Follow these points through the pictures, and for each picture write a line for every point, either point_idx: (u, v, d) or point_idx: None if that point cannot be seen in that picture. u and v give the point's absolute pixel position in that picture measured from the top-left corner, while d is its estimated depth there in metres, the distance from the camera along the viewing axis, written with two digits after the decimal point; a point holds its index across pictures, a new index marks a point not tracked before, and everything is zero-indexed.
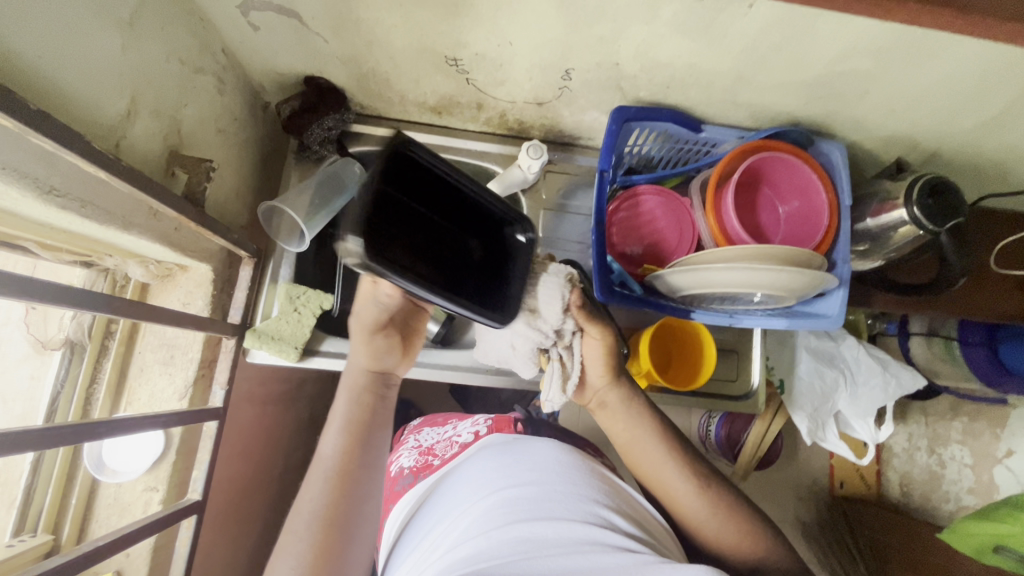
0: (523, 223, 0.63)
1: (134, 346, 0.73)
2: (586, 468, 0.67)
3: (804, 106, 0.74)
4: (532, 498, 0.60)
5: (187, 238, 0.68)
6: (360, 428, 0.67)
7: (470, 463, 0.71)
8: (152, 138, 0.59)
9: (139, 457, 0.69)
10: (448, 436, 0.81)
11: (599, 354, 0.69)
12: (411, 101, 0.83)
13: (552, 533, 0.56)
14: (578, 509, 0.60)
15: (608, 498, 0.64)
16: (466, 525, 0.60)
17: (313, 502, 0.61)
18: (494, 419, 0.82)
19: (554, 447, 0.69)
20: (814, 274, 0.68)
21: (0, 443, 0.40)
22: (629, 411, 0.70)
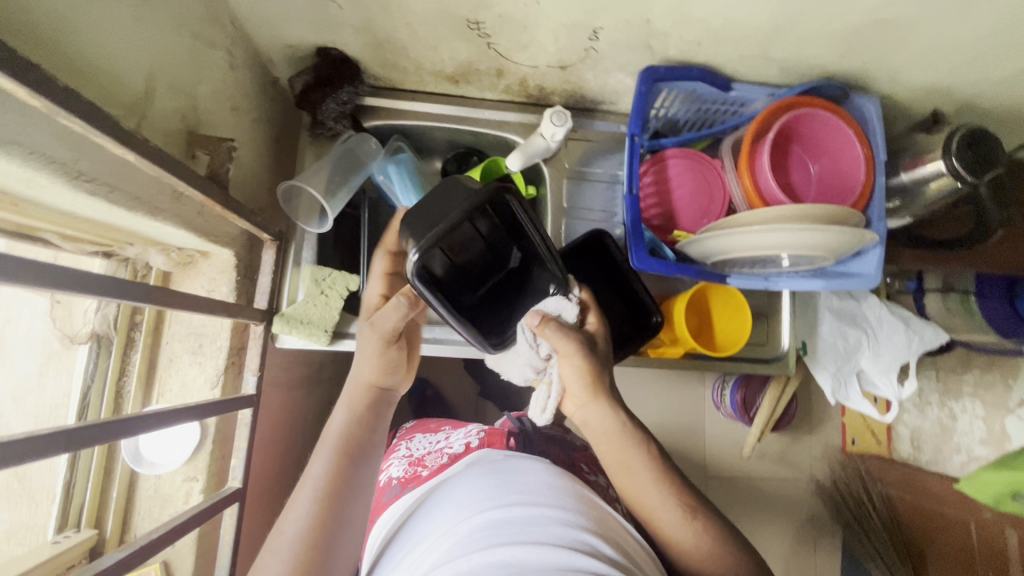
0: (561, 282, 0.69)
1: (161, 336, 0.71)
2: (575, 496, 0.63)
3: (840, 58, 0.71)
4: (516, 522, 0.54)
5: (209, 222, 0.66)
6: (352, 445, 0.67)
7: (461, 481, 0.67)
8: (170, 117, 0.56)
9: (176, 448, 0.68)
10: (439, 449, 0.81)
11: (574, 372, 0.66)
12: (428, 70, 0.79)
13: (535, 557, 0.50)
14: (563, 535, 0.54)
15: (594, 525, 0.58)
16: (446, 550, 0.54)
17: (300, 513, 0.61)
18: (485, 431, 0.82)
19: (543, 474, 0.66)
20: (856, 233, 0.67)
21: (58, 438, 0.39)
22: (617, 431, 0.67)
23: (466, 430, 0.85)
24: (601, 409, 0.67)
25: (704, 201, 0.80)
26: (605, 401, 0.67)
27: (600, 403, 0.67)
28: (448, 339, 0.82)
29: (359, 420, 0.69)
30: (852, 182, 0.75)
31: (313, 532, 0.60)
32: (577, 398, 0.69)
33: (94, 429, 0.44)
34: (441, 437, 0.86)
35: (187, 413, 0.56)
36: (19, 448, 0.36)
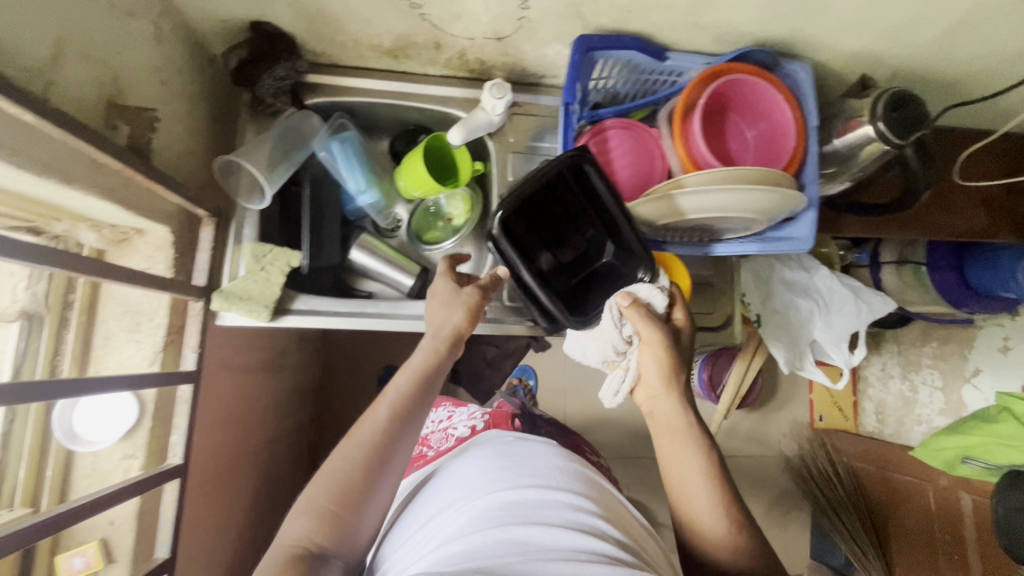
0: (647, 265, 0.76)
1: (96, 315, 0.71)
2: (579, 479, 0.76)
3: (768, 24, 0.72)
4: (530, 504, 0.67)
5: (138, 196, 0.65)
6: (414, 393, 0.69)
7: (472, 458, 0.80)
8: (85, 85, 0.55)
9: (112, 425, 0.67)
10: (444, 429, 0.99)
11: (651, 360, 0.74)
12: (366, 44, 0.79)
13: (549, 539, 0.61)
14: (574, 518, 0.66)
15: (600, 512, 0.70)
16: (462, 522, 0.66)
17: (357, 446, 0.63)
18: (491, 413, 1.00)
19: (554, 458, 0.79)
20: (783, 194, 0.68)
21: None
22: (684, 425, 0.73)
23: (468, 411, 1.04)
24: (671, 403, 0.74)
25: (645, 173, 0.81)
26: (680, 393, 0.74)
27: (672, 397, 0.74)
28: (393, 314, 0.82)
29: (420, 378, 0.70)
30: (784, 147, 0.76)
31: (364, 458, 0.62)
32: (650, 389, 0.76)
33: None
34: (444, 416, 1.04)
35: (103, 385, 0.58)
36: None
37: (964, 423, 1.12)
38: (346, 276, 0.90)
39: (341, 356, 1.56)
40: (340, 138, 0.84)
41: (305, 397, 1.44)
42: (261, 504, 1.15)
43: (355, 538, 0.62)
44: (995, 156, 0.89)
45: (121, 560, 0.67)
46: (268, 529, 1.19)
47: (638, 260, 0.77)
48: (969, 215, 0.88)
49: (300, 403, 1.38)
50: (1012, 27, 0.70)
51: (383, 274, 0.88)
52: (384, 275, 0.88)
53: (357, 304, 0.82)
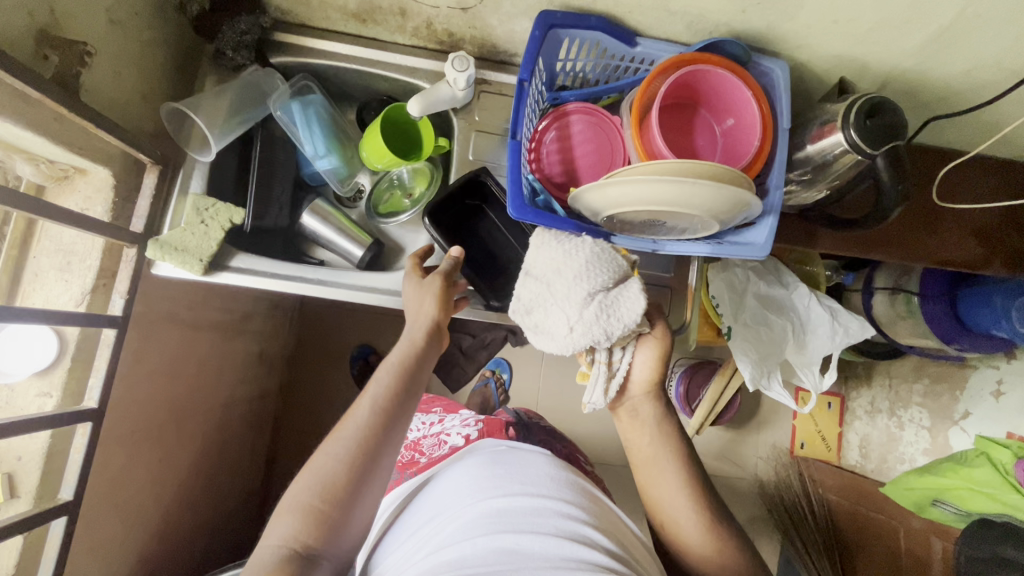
0: None
1: (29, 250, 0.71)
2: (575, 487, 0.74)
3: (742, 14, 0.68)
4: (522, 510, 0.65)
5: (74, 133, 0.65)
6: (399, 386, 0.66)
7: (462, 462, 0.78)
8: (12, 11, 0.54)
9: (25, 361, 0.67)
10: (436, 434, 0.92)
11: (650, 356, 0.74)
12: (332, 5, 0.78)
13: (536, 547, 0.60)
14: (563, 526, 0.64)
15: (594, 520, 0.68)
16: (454, 528, 0.64)
17: (341, 445, 0.62)
18: (483, 421, 0.91)
19: (546, 466, 0.75)
20: (736, 192, 0.64)
21: None
22: (656, 430, 0.75)
23: (462, 417, 0.96)
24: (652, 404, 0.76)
25: (606, 163, 0.78)
26: (663, 400, 0.76)
27: (649, 396, 0.76)
28: (331, 280, 0.80)
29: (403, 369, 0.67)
30: (749, 145, 0.72)
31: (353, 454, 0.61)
32: (634, 389, 0.76)
33: None
34: (434, 420, 0.99)
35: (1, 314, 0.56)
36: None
37: (940, 466, 1.07)
38: (299, 241, 0.89)
39: (316, 328, 1.55)
40: (300, 98, 0.82)
41: (273, 364, 1.44)
42: (212, 463, 1.16)
43: (341, 541, 0.60)
44: (990, 180, 0.83)
45: (24, 497, 0.66)
46: (215, 490, 1.19)
47: None
48: (956, 241, 0.82)
49: (266, 369, 1.39)
50: (1004, 38, 0.65)
51: (335, 243, 0.86)
52: (336, 244, 0.86)
53: (298, 266, 0.80)
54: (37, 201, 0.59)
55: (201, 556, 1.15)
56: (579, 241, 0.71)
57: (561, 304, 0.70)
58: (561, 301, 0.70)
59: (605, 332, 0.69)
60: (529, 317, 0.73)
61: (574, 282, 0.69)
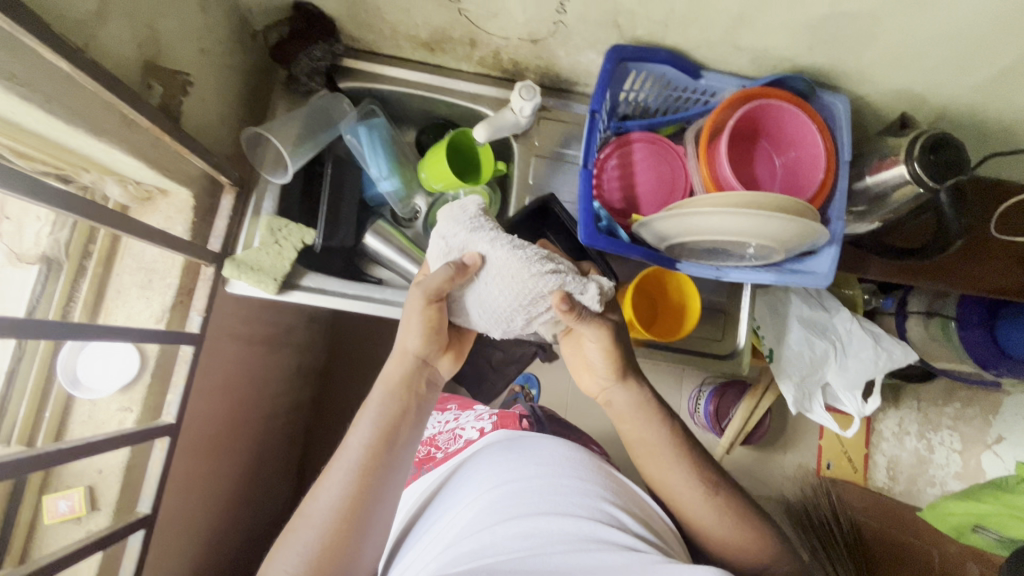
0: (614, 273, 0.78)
1: (112, 268, 0.72)
2: (593, 467, 0.74)
3: (808, 51, 0.71)
4: (538, 493, 0.66)
5: (165, 156, 0.67)
6: (390, 427, 0.65)
7: (483, 454, 0.78)
8: (128, 46, 0.57)
9: (112, 376, 0.69)
10: (452, 429, 0.92)
11: (601, 349, 0.69)
12: (403, 34, 0.80)
13: (553, 528, 0.61)
14: (582, 505, 0.65)
15: (614, 498, 0.69)
16: (475, 518, 0.65)
17: (335, 488, 0.63)
18: (498, 415, 0.90)
19: (560, 447, 0.76)
20: (806, 224, 0.66)
21: None
22: (640, 412, 0.73)
23: (476, 413, 0.96)
24: (630, 391, 0.72)
25: (666, 191, 0.81)
26: (634, 383, 0.72)
27: (629, 381, 0.72)
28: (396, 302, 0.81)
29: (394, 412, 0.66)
30: (812, 177, 0.74)
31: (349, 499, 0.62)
32: (603, 378, 0.73)
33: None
34: (450, 417, 0.98)
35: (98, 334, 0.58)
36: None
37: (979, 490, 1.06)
38: (357, 260, 0.90)
39: (349, 342, 1.57)
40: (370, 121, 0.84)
41: (307, 377, 1.45)
42: (253, 476, 1.17)
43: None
44: None
45: (104, 510, 0.67)
46: (254, 502, 1.20)
47: (607, 270, 0.79)
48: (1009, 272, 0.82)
49: (302, 383, 1.40)
50: None
51: (395, 263, 0.87)
52: (397, 264, 0.86)
53: (364, 288, 0.82)
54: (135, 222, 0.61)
55: (240, 567, 1.16)
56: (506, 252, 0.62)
57: (494, 258, 0.62)
58: (498, 261, 0.62)
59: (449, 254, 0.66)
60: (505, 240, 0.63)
61: (507, 283, 0.62)
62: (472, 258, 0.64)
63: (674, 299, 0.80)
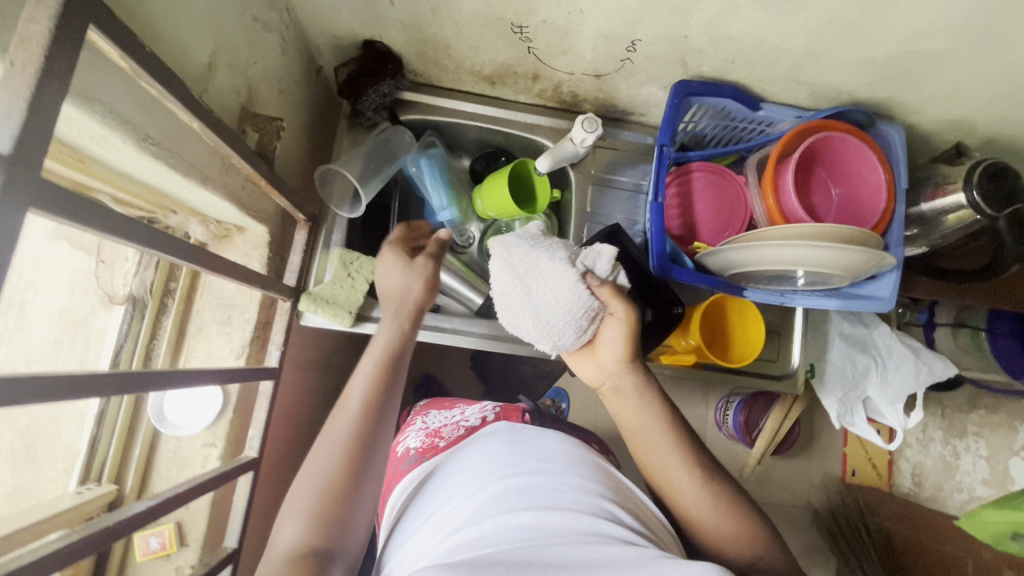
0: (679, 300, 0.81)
1: (192, 305, 0.74)
2: (592, 463, 0.64)
3: (869, 86, 0.73)
4: (540, 488, 0.57)
5: (251, 196, 0.68)
6: (379, 386, 0.64)
7: (474, 447, 0.68)
8: (229, 95, 0.59)
9: (200, 414, 0.70)
10: (455, 421, 0.80)
11: (619, 335, 0.65)
12: (467, 69, 0.82)
13: (558, 522, 0.52)
14: (584, 500, 0.56)
15: (613, 494, 0.59)
16: (467, 513, 0.56)
17: (319, 471, 0.58)
18: (500, 407, 0.82)
19: (560, 440, 0.66)
20: (876, 255, 0.67)
21: (71, 385, 0.36)
22: (642, 397, 0.65)
23: (481, 405, 0.84)
24: (636, 374, 0.66)
25: (725, 220, 0.83)
26: (643, 368, 0.66)
27: (634, 367, 0.66)
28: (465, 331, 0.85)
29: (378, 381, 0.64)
30: (874, 207, 0.77)
31: (335, 477, 0.57)
32: (611, 366, 0.67)
33: (115, 381, 0.41)
34: (456, 411, 0.84)
35: (201, 378, 0.52)
36: (27, 388, 0.33)
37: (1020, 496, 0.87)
38: None
39: None
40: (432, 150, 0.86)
41: None
42: None
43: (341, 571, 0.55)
44: None
45: (192, 545, 0.69)
46: None
47: (673, 296, 0.81)
48: None
49: None
50: None
51: (458, 292, 0.88)
52: (459, 293, 0.88)
53: (433, 319, 0.85)
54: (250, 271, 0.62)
55: None
56: (528, 250, 0.65)
57: (557, 272, 0.63)
58: (559, 275, 0.63)
59: (510, 267, 0.66)
60: (536, 244, 0.66)
61: (566, 298, 0.63)
62: (530, 261, 0.65)
63: (730, 323, 0.83)
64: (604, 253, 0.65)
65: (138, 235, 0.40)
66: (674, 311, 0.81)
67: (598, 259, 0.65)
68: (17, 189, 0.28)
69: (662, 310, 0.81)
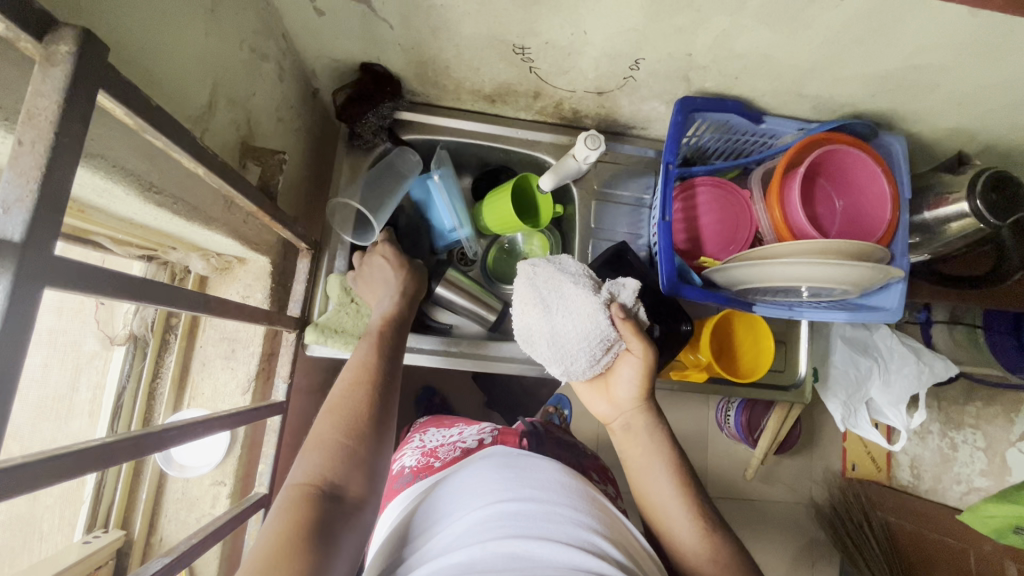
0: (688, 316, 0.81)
1: (195, 339, 0.74)
2: (587, 498, 0.61)
3: (871, 98, 0.73)
4: (530, 515, 0.54)
5: (253, 230, 0.67)
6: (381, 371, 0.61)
7: (470, 469, 0.65)
8: (227, 130, 0.57)
9: (208, 453, 0.70)
10: (453, 441, 0.76)
11: (635, 373, 0.65)
12: (467, 89, 0.81)
13: (547, 554, 0.49)
14: (572, 533, 0.53)
15: (603, 529, 0.57)
16: (454, 539, 0.53)
17: (333, 417, 0.56)
18: (498, 430, 0.79)
19: (556, 471, 0.63)
20: (884, 269, 0.67)
21: (67, 464, 0.33)
22: (652, 437, 0.65)
23: (479, 427, 0.81)
24: (648, 418, 0.66)
25: (731, 234, 0.82)
26: (656, 409, 0.66)
27: (645, 411, 0.66)
28: (473, 353, 0.84)
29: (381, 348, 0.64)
30: (880, 218, 0.77)
31: (355, 418, 0.56)
32: (620, 404, 0.67)
33: (119, 447, 0.39)
34: (455, 431, 0.81)
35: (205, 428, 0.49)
36: (54, 467, 0.33)
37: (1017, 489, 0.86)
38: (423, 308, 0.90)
39: None
40: (444, 171, 0.80)
41: None
42: None
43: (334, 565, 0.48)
44: None
45: None
46: None
47: (682, 313, 0.81)
48: None
49: None
50: None
51: (464, 312, 0.87)
52: (465, 313, 0.87)
53: (440, 342, 0.85)
54: (256, 309, 0.60)
55: None
56: (554, 272, 0.66)
57: (579, 295, 0.64)
58: (581, 299, 0.64)
59: (534, 285, 0.66)
60: (564, 266, 0.67)
61: (585, 322, 0.63)
62: (557, 284, 0.66)
63: (736, 338, 0.84)
64: (629, 285, 0.66)
65: (151, 292, 0.39)
66: (682, 328, 0.81)
67: (625, 290, 0.66)
68: (29, 269, 0.27)
69: (670, 326, 0.81)
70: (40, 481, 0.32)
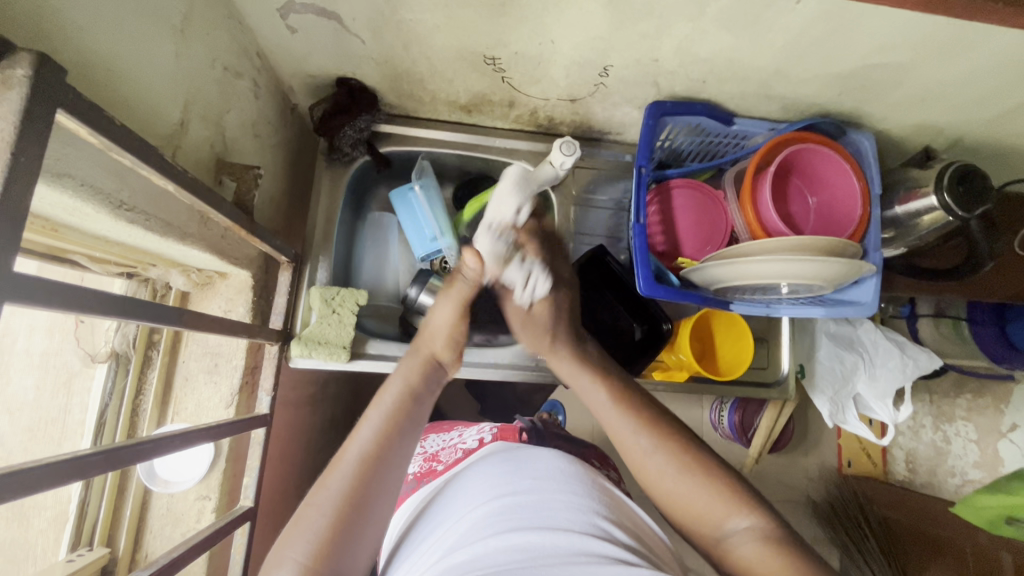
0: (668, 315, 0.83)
1: (178, 355, 0.76)
2: (588, 482, 0.61)
3: (836, 97, 0.75)
4: (532, 506, 0.54)
5: (231, 245, 0.67)
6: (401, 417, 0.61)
7: (471, 470, 0.65)
8: (201, 147, 0.58)
9: (192, 467, 0.71)
10: (453, 444, 0.76)
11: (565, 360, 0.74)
12: (442, 100, 0.82)
13: (552, 544, 0.50)
14: (578, 520, 0.53)
15: (609, 512, 0.57)
16: (459, 538, 0.53)
17: (318, 515, 0.51)
18: (499, 427, 0.76)
19: (556, 458, 0.64)
20: (856, 263, 0.68)
21: (37, 477, 0.34)
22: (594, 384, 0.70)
23: (482, 427, 0.80)
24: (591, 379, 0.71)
25: (708, 234, 0.83)
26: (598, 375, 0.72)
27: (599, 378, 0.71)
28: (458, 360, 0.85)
29: (390, 432, 0.59)
30: (851, 214, 0.78)
31: (370, 469, 0.55)
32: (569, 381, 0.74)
33: (98, 460, 0.40)
34: (456, 434, 0.80)
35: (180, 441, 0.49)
36: (19, 481, 0.32)
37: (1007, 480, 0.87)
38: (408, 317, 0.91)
39: None
40: (423, 181, 0.83)
41: None
42: None
43: None
44: None
45: None
46: None
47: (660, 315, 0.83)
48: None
49: None
50: None
51: None
52: None
53: None
54: (235, 322, 0.61)
55: None
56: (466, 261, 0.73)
57: None
58: None
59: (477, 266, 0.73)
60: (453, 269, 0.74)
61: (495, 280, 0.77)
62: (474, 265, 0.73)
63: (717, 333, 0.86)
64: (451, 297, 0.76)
65: (121, 306, 0.40)
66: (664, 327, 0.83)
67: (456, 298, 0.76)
68: None
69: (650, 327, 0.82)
70: (8, 496, 0.32)
